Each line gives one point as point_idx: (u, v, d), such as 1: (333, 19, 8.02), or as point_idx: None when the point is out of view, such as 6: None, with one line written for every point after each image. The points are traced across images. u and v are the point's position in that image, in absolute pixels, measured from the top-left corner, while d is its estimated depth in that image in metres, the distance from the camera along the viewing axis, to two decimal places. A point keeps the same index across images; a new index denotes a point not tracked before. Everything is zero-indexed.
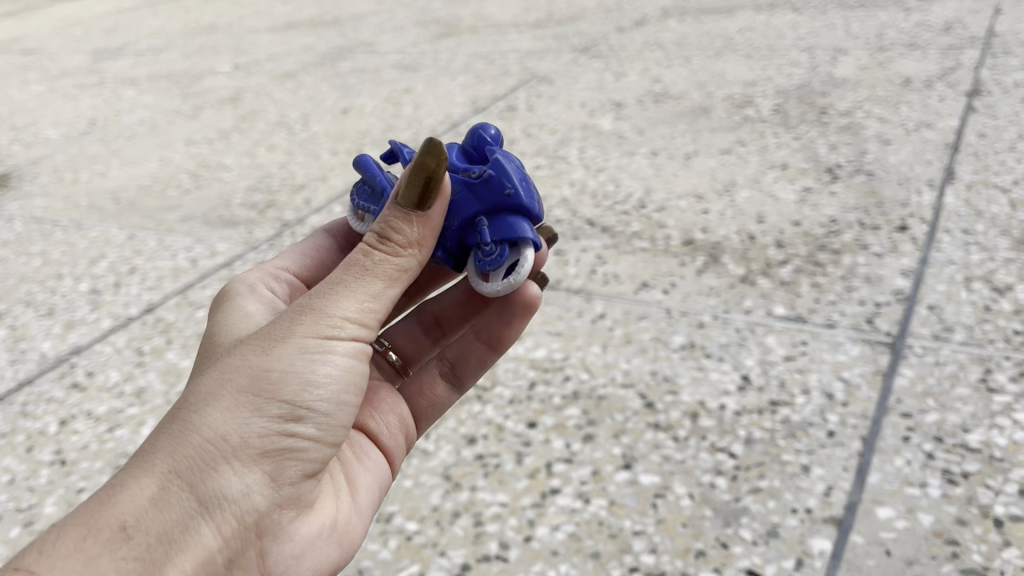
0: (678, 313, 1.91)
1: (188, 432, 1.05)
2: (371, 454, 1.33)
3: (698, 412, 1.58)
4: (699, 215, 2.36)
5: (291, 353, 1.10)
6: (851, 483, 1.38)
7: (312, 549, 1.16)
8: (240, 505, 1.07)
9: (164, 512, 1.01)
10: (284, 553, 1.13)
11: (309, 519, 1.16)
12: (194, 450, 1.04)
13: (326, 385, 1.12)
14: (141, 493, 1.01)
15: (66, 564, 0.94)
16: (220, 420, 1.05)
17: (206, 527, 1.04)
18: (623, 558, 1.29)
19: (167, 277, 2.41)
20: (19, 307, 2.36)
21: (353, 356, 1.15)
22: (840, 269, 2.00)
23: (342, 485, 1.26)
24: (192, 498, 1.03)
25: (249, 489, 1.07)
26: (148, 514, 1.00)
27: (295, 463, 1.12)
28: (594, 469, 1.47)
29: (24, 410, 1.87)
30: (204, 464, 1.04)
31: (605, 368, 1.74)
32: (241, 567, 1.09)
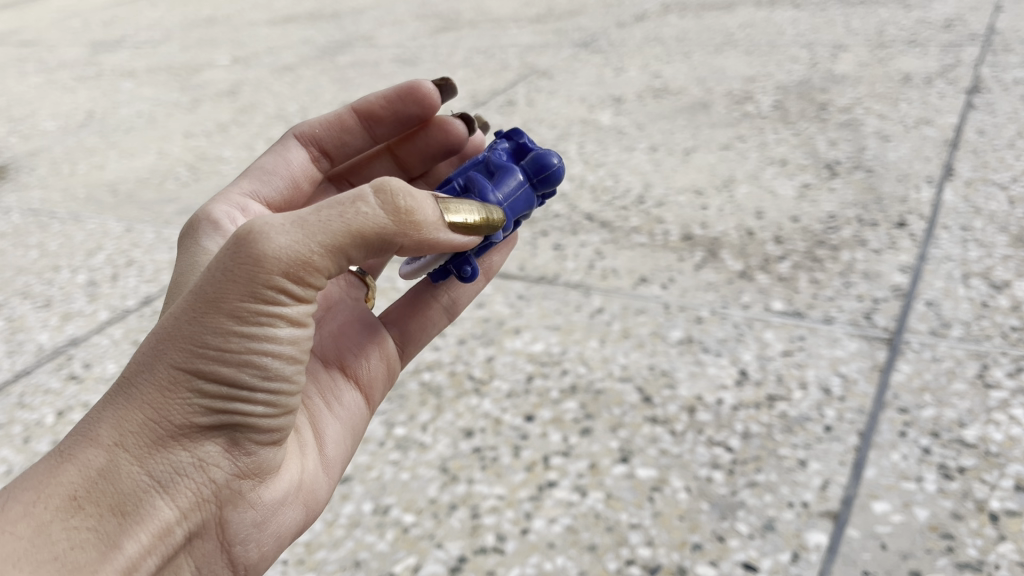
0: (676, 308, 1.91)
1: (131, 408, 0.99)
2: (347, 399, 1.36)
3: (695, 406, 1.58)
4: (699, 211, 2.36)
5: (229, 317, 0.97)
6: (848, 477, 1.38)
7: (274, 512, 1.18)
8: (197, 478, 1.06)
9: (116, 485, 0.99)
10: (245, 518, 1.14)
11: (270, 486, 1.16)
12: (140, 426, 0.99)
13: (267, 355, 1.02)
14: (87, 465, 0.97)
15: (16, 529, 0.92)
16: (168, 392, 1.00)
17: (160, 499, 1.02)
18: (619, 551, 1.29)
19: (165, 269, 2.41)
20: (16, 298, 2.36)
21: (306, 320, 1.05)
22: (838, 265, 2.00)
23: (309, 440, 1.27)
24: (143, 472, 1.01)
25: (203, 461, 1.06)
26: (95, 486, 0.97)
27: (246, 436, 1.08)
28: (591, 462, 1.47)
29: (20, 401, 1.87)
30: (149, 439, 1.00)
31: (602, 362, 1.74)
32: (199, 535, 1.10)
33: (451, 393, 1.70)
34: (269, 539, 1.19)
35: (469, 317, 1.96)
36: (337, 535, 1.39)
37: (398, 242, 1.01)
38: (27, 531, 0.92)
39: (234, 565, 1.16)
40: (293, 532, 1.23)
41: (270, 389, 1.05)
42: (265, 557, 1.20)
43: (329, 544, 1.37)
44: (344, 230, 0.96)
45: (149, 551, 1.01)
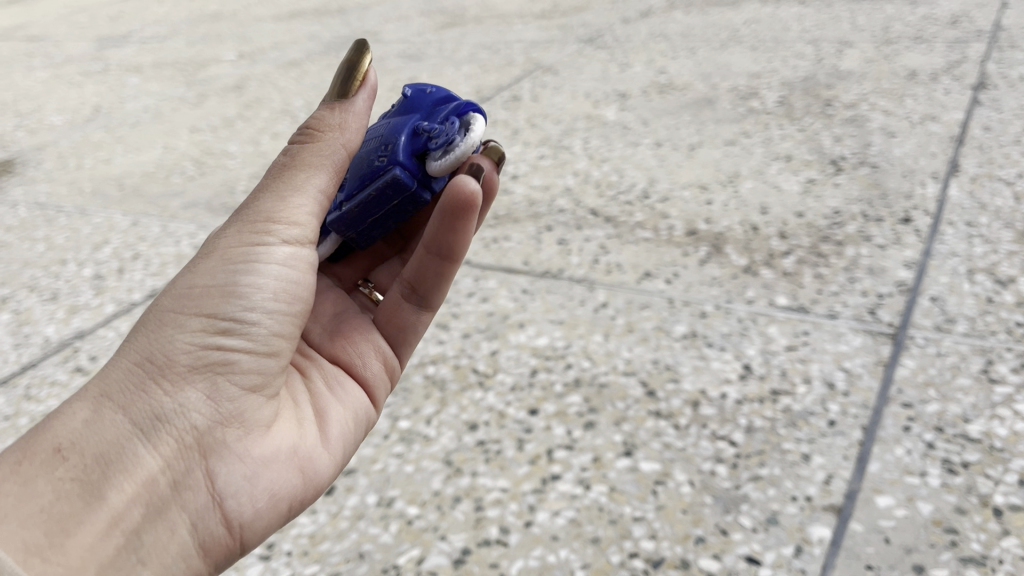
0: (680, 303, 1.91)
1: (121, 366, 1.11)
2: (347, 385, 1.39)
3: (699, 401, 1.58)
4: (703, 206, 2.36)
5: (217, 265, 1.16)
6: (851, 471, 1.38)
7: (267, 469, 1.19)
8: (180, 426, 1.12)
9: (100, 433, 1.06)
10: (233, 472, 1.16)
11: (258, 441, 1.19)
12: (125, 374, 1.11)
13: (253, 296, 1.17)
14: (76, 418, 1.06)
15: (4, 486, 0.97)
16: (152, 341, 1.13)
17: (142, 446, 1.08)
18: (622, 544, 1.29)
19: (170, 263, 2.42)
20: (22, 292, 2.37)
21: (297, 266, 1.21)
22: (842, 260, 2.01)
23: (307, 414, 1.30)
24: (126, 419, 1.08)
25: (184, 407, 1.13)
26: (80, 438, 1.05)
27: (230, 379, 1.16)
28: (595, 456, 1.48)
29: (27, 393, 1.88)
30: (130, 386, 1.10)
31: (606, 356, 1.75)
32: (190, 488, 1.12)
33: (455, 386, 1.71)
34: (265, 499, 1.18)
35: (472, 311, 1.96)
36: (342, 528, 1.39)
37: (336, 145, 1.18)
38: (13, 487, 0.97)
39: (235, 528, 1.16)
40: (293, 501, 1.23)
41: (248, 330, 1.17)
42: (268, 523, 1.20)
43: (333, 536, 1.38)
44: (295, 171, 1.17)
45: (135, 501, 1.05)
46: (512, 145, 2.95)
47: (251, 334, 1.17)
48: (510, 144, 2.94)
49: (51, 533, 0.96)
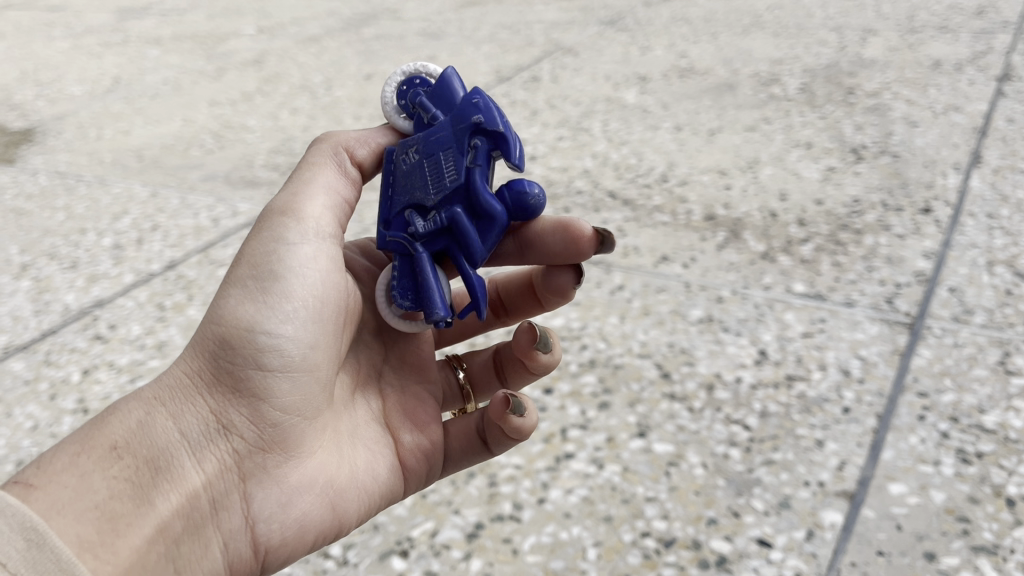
0: (697, 287, 1.91)
1: (172, 376, 1.10)
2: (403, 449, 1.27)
3: (714, 384, 1.59)
4: (722, 191, 2.35)
5: (259, 274, 1.13)
6: (864, 458, 1.38)
7: (301, 500, 1.14)
8: (219, 443, 1.10)
9: (151, 438, 1.06)
10: (271, 497, 1.12)
11: (299, 467, 1.14)
12: (177, 384, 1.10)
13: (294, 314, 1.11)
14: (130, 420, 1.07)
15: (62, 475, 0.99)
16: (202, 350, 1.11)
17: (187, 458, 1.07)
18: (634, 523, 1.30)
19: (189, 235, 2.44)
20: (43, 259, 2.39)
21: (320, 271, 1.16)
22: (861, 249, 2.00)
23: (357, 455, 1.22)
24: (175, 427, 1.08)
25: (226, 423, 1.10)
26: (133, 438, 1.05)
27: (270, 402, 1.11)
28: (608, 436, 1.48)
29: (46, 359, 1.90)
30: (181, 394, 1.09)
31: (622, 338, 1.75)
32: (225, 508, 1.09)
33: None
34: (298, 528, 1.13)
35: None
36: None
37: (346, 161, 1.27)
38: (72, 478, 0.99)
39: (264, 555, 1.12)
40: (324, 537, 1.17)
41: (288, 347, 1.10)
42: (299, 551, 1.15)
43: None
44: (297, 175, 1.23)
45: (176, 510, 1.05)
46: (531, 125, 2.94)
47: (291, 351, 1.10)
48: (528, 125, 2.93)
49: (102, 530, 0.96)
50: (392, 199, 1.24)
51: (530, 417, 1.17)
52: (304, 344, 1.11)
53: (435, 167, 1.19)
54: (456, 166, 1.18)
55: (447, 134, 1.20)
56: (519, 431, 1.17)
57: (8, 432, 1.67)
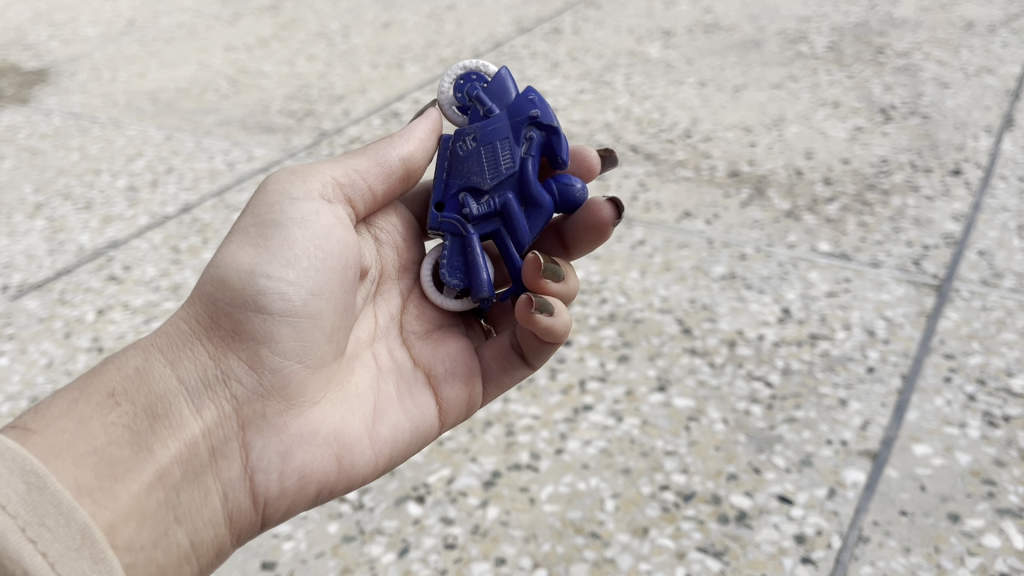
0: (720, 244, 1.88)
1: (171, 329, 1.09)
2: (417, 395, 1.23)
3: (736, 340, 1.56)
4: (747, 148, 2.31)
5: (259, 223, 1.14)
6: (888, 419, 1.36)
7: (303, 448, 1.11)
8: (218, 391, 1.08)
9: (150, 385, 1.04)
10: (271, 446, 1.09)
11: (300, 417, 1.12)
12: (177, 332, 1.09)
13: (295, 260, 1.11)
14: (128, 366, 1.05)
15: (60, 422, 0.96)
16: (202, 298, 1.10)
17: (186, 406, 1.05)
18: (653, 477, 1.28)
19: (204, 179, 2.41)
20: (57, 199, 2.37)
21: (325, 228, 1.15)
22: (888, 209, 1.96)
23: (364, 406, 1.18)
24: (173, 374, 1.06)
25: (227, 372, 1.09)
26: (131, 385, 1.03)
27: (270, 347, 1.09)
28: (628, 389, 1.46)
29: (61, 298, 1.88)
30: (180, 343, 1.08)
31: (643, 293, 1.72)
32: (224, 457, 1.06)
33: None
34: (299, 478, 1.10)
35: None
36: None
37: (393, 152, 1.25)
38: (70, 425, 0.96)
39: (266, 507, 1.09)
40: (330, 489, 1.13)
41: (290, 290, 1.09)
42: (301, 504, 1.12)
43: None
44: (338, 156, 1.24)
45: (176, 456, 1.02)
46: (551, 78, 2.89)
47: (293, 295, 1.09)
48: (548, 77, 2.88)
49: (100, 474, 0.94)
50: (448, 183, 1.24)
51: (561, 317, 1.13)
52: (305, 290, 1.10)
53: (491, 153, 1.21)
54: (512, 156, 1.21)
55: (504, 126, 1.22)
56: (550, 332, 1.13)
57: (22, 368, 1.66)
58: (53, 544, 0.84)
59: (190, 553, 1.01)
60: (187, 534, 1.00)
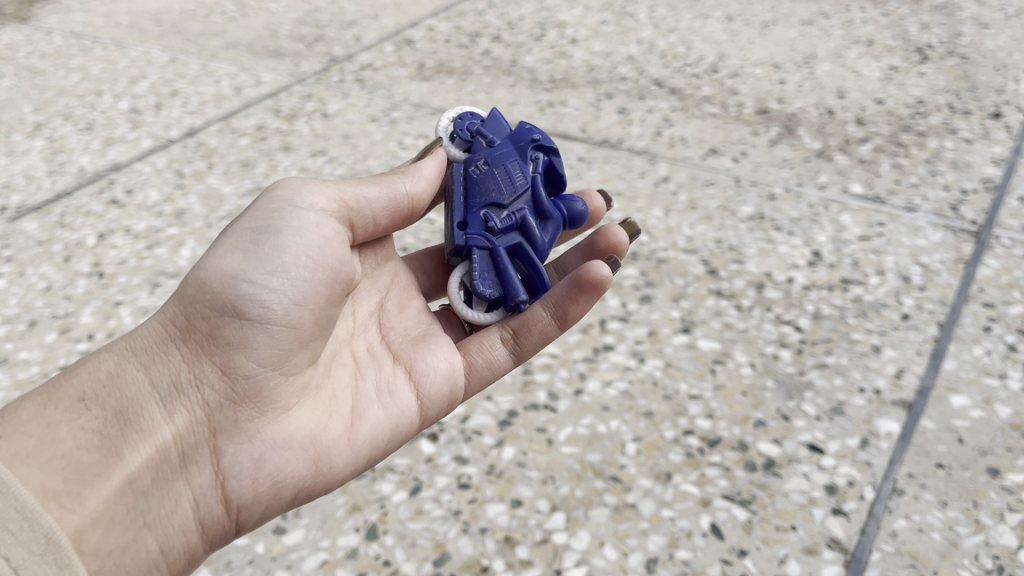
0: (747, 183, 1.80)
1: (148, 334, 1.04)
2: (398, 392, 1.13)
3: (764, 283, 1.50)
4: (776, 85, 2.21)
5: (245, 228, 1.06)
6: (925, 368, 1.30)
7: (277, 454, 1.03)
8: (192, 395, 1.02)
9: (121, 391, 0.99)
10: (244, 452, 1.02)
11: (273, 422, 1.04)
12: (153, 335, 1.04)
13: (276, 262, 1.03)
14: (101, 370, 1.01)
15: (26, 426, 0.93)
16: (179, 302, 1.03)
17: (157, 410, 1.00)
18: (677, 421, 1.23)
19: (210, 103, 2.32)
20: (57, 120, 2.28)
21: (321, 243, 1.06)
22: (924, 152, 1.88)
23: (342, 407, 1.10)
24: (145, 378, 1.01)
25: (200, 376, 1.03)
26: (103, 390, 0.99)
27: (243, 350, 1.02)
28: (650, 330, 1.40)
29: (61, 221, 1.81)
30: (154, 347, 1.03)
31: (666, 232, 1.65)
32: (195, 463, 1.00)
33: None
34: (273, 485, 1.02)
35: None
36: None
37: (401, 183, 1.19)
38: (37, 428, 0.93)
39: (240, 514, 1.01)
40: (308, 496, 1.05)
41: (267, 295, 1.01)
42: (278, 509, 1.04)
43: None
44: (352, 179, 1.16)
45: (145, 461, 0.97)
46: (571, 8, 2.77)
47: (270, 300, 1.01)
48: (568, 7, 2.76)
49: (67, 478, 0.90)
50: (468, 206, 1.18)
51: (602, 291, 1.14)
52: (283, 294, 1.02)
53: (505, 172, 1.19)
54: (524, 173, 1.20)
55: (509, 150, 1.21)
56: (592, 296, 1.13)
57: (20, 291, 1.60)
58: (16, 548, 0.81)
59: (161, 560, 0.96)
60: (155, 540, 0.95)
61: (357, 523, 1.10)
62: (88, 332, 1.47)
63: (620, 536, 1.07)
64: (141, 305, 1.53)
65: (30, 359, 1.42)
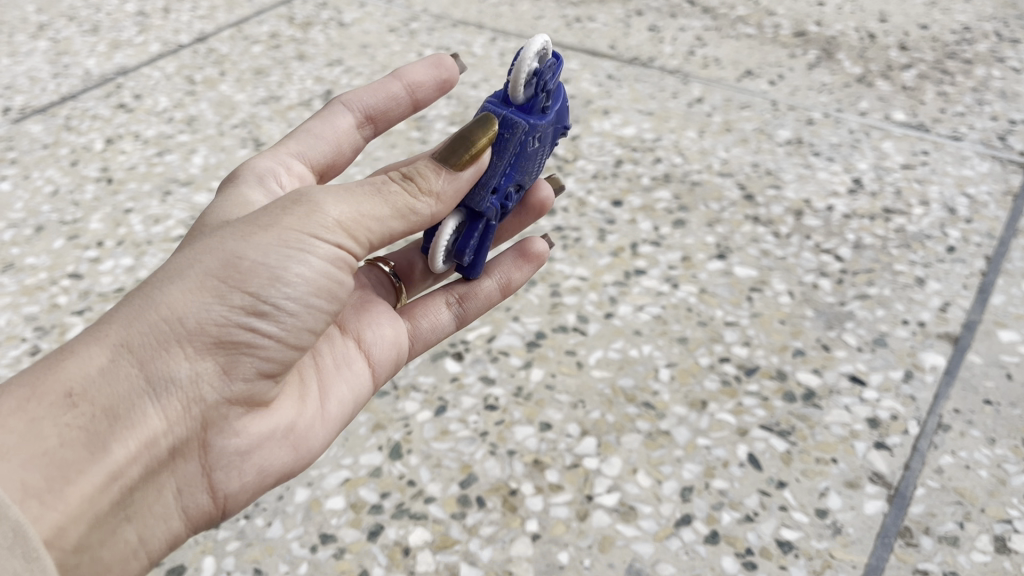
0: (784, 107, 1.72)
1: (146, 306, 0.78)
2: (355, 366, 1.00)
3: (803, 210, 1.43)
4: (814, 7, 2.10)
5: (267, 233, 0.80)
6: (971, 302, 1.24)
7: (263, 446, 0.88)
8: (192, 395, 0.80)
9: (112, 382, 0.76)
10: (232, 447, 0.86)
11: (263, 417, 0.88)
12: (147, 317, 0.78)
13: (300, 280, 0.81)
14: (86, 357, 0.76)
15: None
16: (184, 292, 0.78)
17: (153, 412, 0.78)
18: (712, 348, 1.18)
19: (220, 8, 2.21)
20: (61, 21, 2.18)
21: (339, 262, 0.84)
22: (970, 80, 1.79)
23: (312, 389, 0.95)
24: (139, 375, 0.77)
25: (201, 376, 0.81)
26: (90, 384, 0.75)
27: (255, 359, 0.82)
28: (684, 255, 1.34)
29: (66, 125, 1.74)
30: (151, 338, 0.78)
31: (700, 154, 1.58)
32: (183, 455, 0.83)
33: None
34: (258, 476, 0.89)
35: None
36: None
37: (424, 210, 0.85)
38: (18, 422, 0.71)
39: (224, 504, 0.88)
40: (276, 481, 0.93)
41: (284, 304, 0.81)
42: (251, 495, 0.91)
43: None
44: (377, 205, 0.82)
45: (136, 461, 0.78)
46: None
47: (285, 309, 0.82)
48: None
49: (50, 475, 0.72)
50: (507, 175, 0.96)
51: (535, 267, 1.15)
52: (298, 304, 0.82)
53: (542, 155, 1.00)
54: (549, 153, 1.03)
55: (557, 125, 1.01)
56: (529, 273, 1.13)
57: (25, 195, 1.53)
58: None
59: (139, 550, 0.81)
60: (136, 532, 0.80)
61: (380, 441, 1.06)
62: (97, 240, 1.41)
63: (654, 464, 1.03)
64: (151, 213, 1.47)
65: (37, 265, 1.36)
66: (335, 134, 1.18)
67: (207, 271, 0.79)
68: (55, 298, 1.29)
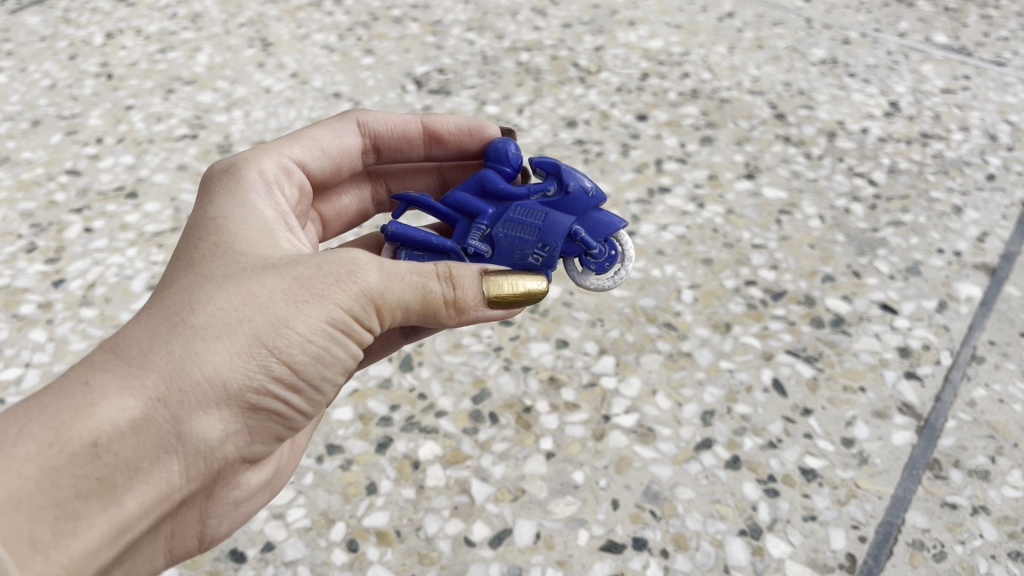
0: (820, 25, 1.63)
1: (186, 358, 0.61)
2: None
3: (836, 132, 1.36)
4: None
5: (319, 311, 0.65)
6: (1010, 233, 1.19)
7: (249, 498, 0.74)
8: (213, 457, 0.64)
9: (141, 439, 0.58)
10: (222, 499, 0.71)
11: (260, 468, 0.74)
12: (188, 368, 0.60)
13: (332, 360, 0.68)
14: (114, 407, 0.57)
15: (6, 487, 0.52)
16: (229, 353, 0.62)
17: (175, 473, 0.61)
18: (738, 270, 1.13)
19: None
20: None
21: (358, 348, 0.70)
22: (1016, 4, 1.70)
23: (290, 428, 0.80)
24: (171, 438, 0.60)
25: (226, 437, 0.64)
26: (114, 437, 0.57)
27: (276, 423, 0.68)
28: (711, 173, 1.28)
29: (65, 17, 1.65)
30: (194, 400, 0.60)
31: (730, 71, 1.50)
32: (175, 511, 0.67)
33: (553, 78, 1.47)
34: (234, 520, 0.75)
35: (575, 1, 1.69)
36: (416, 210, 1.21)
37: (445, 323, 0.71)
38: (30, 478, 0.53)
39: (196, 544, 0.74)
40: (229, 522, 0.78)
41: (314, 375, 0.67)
42: None
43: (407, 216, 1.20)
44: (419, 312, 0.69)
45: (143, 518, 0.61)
46: None
47: (316, 379, 0.68)
48: None
49: (59, 531, 0.54)
50: None
51: None
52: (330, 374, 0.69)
53: None
54: None
55: None
56: None
57: (22, 88, 1.46)
58: None
59: None
60: None
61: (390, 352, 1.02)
62: (96, 137, 1.34)
63: (674, 386, 0.99)
64: (154, 111, 1.40)
65: (33, 160, 1.30)
66: (342, 149, 0.91)
67: (255, 332, 0.63)
68: (52, 195, 1.24)
